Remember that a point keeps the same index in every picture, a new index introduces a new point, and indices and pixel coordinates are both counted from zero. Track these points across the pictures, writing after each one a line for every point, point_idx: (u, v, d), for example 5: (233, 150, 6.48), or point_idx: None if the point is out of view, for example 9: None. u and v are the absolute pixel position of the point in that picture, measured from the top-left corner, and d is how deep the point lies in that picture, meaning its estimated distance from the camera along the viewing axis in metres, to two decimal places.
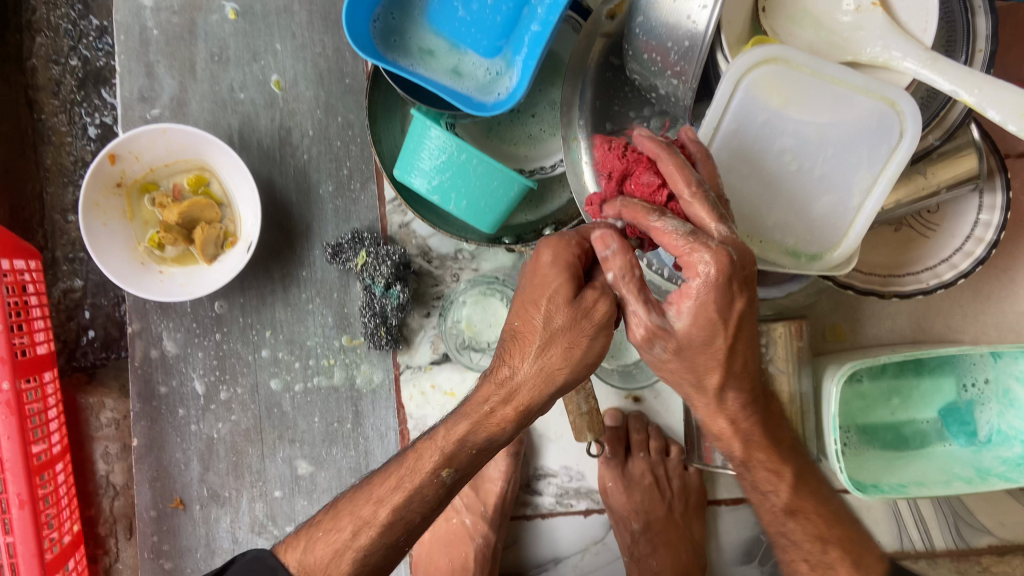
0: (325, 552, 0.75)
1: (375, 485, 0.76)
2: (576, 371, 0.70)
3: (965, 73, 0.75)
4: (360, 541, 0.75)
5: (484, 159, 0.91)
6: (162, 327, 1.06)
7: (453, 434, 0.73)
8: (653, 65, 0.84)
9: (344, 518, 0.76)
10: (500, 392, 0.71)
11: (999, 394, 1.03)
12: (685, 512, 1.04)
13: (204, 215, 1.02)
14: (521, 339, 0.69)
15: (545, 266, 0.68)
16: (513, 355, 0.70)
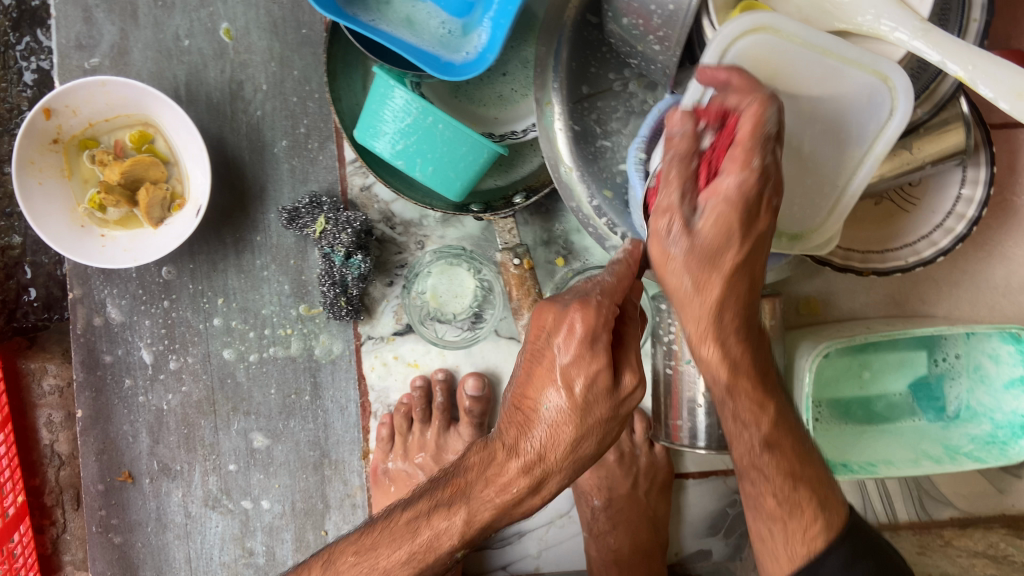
0: None
1: (376, 555, 0.66)
2: (596, 454, 0.66)
3: (960, 47, 0.70)
4: None
5: (453, 124, 0.85)
6: (106, 293, 1.00)
7: (476, 521, 0.64)
8: (633, 29, 0.78)
9: None
10: (527, 480, 0.63)
11: (969, 369, 1.02)
12: (649, 492, 1.02)
13: (149, 174, 0.94)
14: (548, 421, 0.63)
15: (579, 333, 0.61)
16: (540, 435, 0.63)
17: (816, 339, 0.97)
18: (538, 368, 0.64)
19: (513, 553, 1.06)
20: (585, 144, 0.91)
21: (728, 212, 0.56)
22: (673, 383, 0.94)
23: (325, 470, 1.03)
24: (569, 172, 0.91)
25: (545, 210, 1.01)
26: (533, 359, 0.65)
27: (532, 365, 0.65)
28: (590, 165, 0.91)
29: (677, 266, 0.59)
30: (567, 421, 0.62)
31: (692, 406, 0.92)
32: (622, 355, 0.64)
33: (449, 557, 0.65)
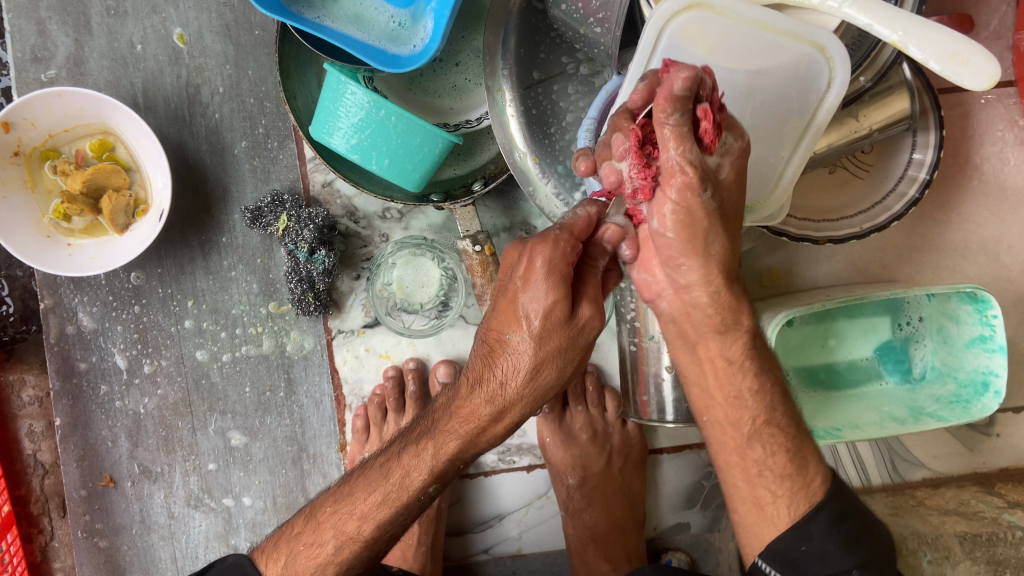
0: (307, 565, 0.76)
1: (357, 497, 0.75)
2: (557, 386, 0.68)
3: (891, 12, 0.71)
4: (342, 555, 0.75)
5: (405, 116, 0.86)
6: (76, 301, 1.01)
7: (442, 454, 0.70)
8: (574, 13, 0.80)
9: (326, 532, 0.76)
10: (490, 410, 0.67)
11: (932, 331, 1.03)
12: (623, 468, 1.04)
13: (110, 181, 0.95)
14: (509, 354, 0.65)
15: (537, 269, 0.63)
16: (498, 366, 0.66)
17: (778, 308, 0.99)
18: (502, 300, 0.66)
19: (494, 536, 1.08)
20: (540, 129, 0.92)
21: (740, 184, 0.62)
22: (638, 360, 0.95)
23: (304, 464, 1.05)
24: (524, 157, 0.92)
25: (505, 196, 1.03)
26: (500, 291, 0.67)
27: (497, 299, 0.67)
28: (545, 149, 0.93)
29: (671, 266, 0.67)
30: (525, 354, 0.64)
31: (657, 380, 0.94)
32: (584, 284, 0.66)
33: (421, 493, 0.73)
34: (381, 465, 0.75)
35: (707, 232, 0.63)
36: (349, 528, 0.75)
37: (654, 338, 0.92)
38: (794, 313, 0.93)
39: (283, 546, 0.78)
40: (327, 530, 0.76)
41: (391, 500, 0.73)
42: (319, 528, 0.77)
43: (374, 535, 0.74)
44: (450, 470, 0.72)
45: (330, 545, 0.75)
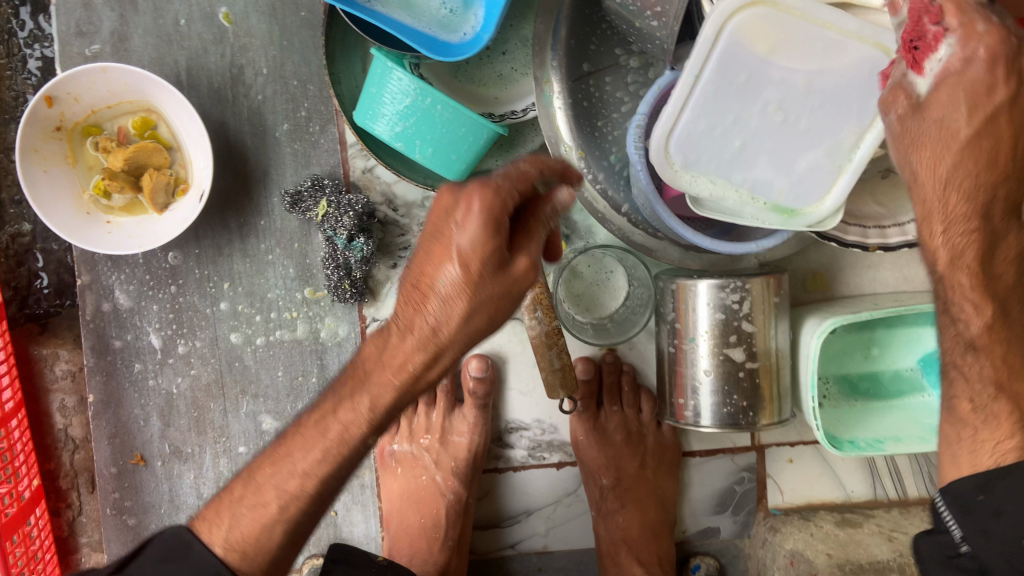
0: (252, 527, 0.66)
1: (296, 450, 0.66)
2: (488, 333, 0.61)
3: None
4: (289, 513, 0.66)
5: (451, 105, 0.85)
6: (113, 279, 1.01)
7: (378, 407, 0.62)
8: (630, 5, 0.78)
9: (268, 491, 0.66)
10: (420, 352, 0.60)
11: None
12: (656, 470, 1.03)
13: (152, 160, 0.95)
14: (438, 294, 0.58)
15: (472, 214, 0.56)
16: (427, 318, 0.59)
17: (823, 314, 0.96)
18: (435, 245, 0.59)
19: (521, 532, 1.07)
20: (586, 123, 0.90)
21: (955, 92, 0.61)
22: (676, 361, 0.93)
23: None
24: (570, 151, 0.90)
25: None
26: (429, 230, 0.60)
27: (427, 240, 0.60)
28: (593, 143, 0.91)
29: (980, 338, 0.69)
30: (454, 299, 0.58)
31: (695, 385, 0.91)
32: (523, 235, 0.60)
33: (362, 445, 0.65)
34: (314, 419, 0.66)
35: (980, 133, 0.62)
36: (292, 485, 0.65)
37: (694, 339, 0.90)
38: (840, 321, 0.90)
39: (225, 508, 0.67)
40: (269, 490, 0.66)
41: (327, 452, 0.65)
42: (258, 487, 0.67)
43: (318, 491, 0.66)
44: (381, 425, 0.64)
45: (275, 505, 0.66)
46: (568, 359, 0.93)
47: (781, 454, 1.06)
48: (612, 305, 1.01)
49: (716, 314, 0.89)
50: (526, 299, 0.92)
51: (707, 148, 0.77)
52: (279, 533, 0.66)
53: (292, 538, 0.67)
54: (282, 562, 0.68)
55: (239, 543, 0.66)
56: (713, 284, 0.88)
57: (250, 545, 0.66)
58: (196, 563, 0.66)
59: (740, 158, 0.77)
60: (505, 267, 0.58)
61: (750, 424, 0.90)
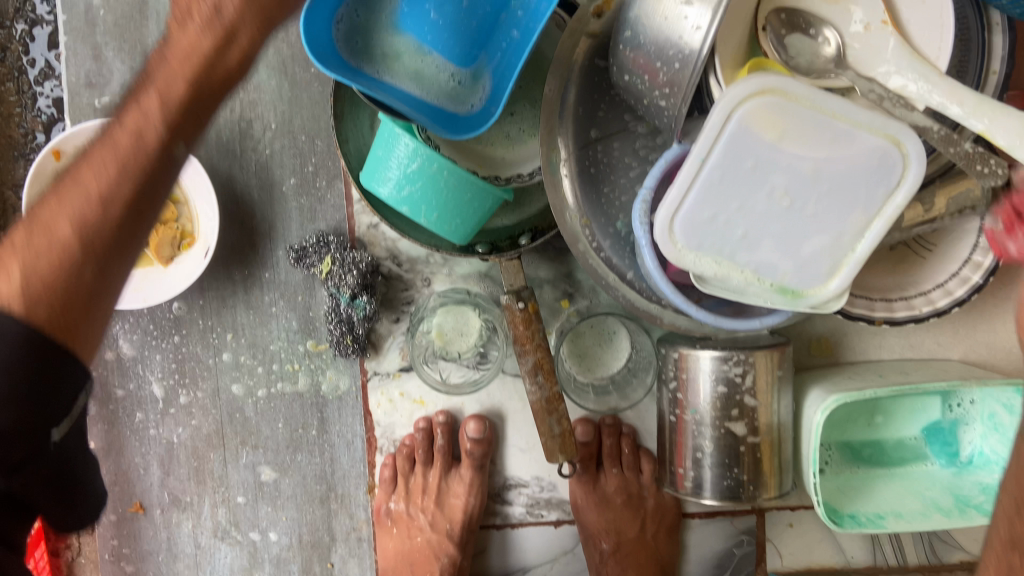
0: (45, 265, 0.55)
1: (36, 231, 0.57)
2: (217, 97, 0.66)
3: (975, 100, 0.69)
4: (64, 257, 0.56)
5: (457, 172, 0.85)
6: (117, 327, 1.01)
7: (106, 175, 0.59)
8: (640, 83, 0.78)
9: (57, 221, 0.57)
10: (124, 144, 0.61)
11: (983, 415, 0.99)
12: (656, 534, 1.02)
13: (158, 214, 0.95)
14: (142, 107, 0.62)
15: (177, 44, 0.65)
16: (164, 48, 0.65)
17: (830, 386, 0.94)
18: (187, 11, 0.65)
19: None
20: (594, 190, 0.90)
21: None
22: (676, 431, 0.92)
23: (332, 504, 1.04)
24: (575, 218, 0.90)
25: (553, 249, 1.01)
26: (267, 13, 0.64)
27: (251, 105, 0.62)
28: (599, 211, 0.90)
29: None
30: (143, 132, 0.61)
31: (696, 455, 0.90)
32: None
33: (109, 220, 0.58)
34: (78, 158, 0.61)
35: None
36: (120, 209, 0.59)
37: (696, 412, 0.90)
38: (845, 398, 0.88)
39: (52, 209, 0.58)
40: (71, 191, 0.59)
41: (121, 164, 0.60)
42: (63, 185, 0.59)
43: (97, 275, 0.57)
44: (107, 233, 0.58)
45: (66, 233, 0.57)
46: (568, 425, 0.93)
47: (782, 518, 1.06)
48: (615, 366, 1.00)
49: (720, 388, 0.88)
50: (527, 364, 0.92)
51: (712, 229, 0.76)
52: (84, 257, 0.57)
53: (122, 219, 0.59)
54: (75, 292, 0.56)
55: (38, 278, 0.55)
56: (715, 356, 0.88)
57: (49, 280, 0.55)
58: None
59: (745, 240, 0.77)
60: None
61: (750, 498, 0.90)
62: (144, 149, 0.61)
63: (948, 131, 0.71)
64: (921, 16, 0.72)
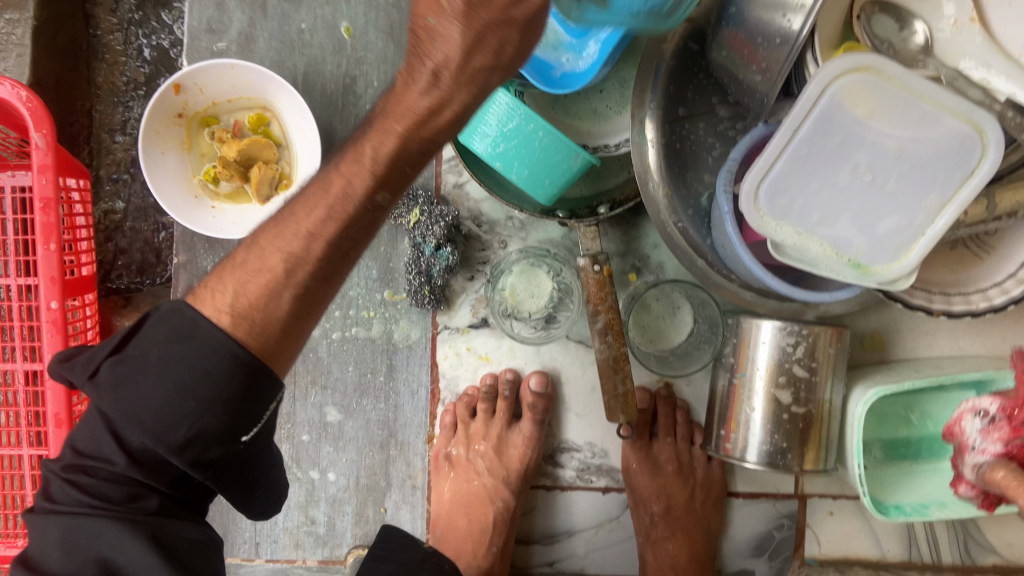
0: (257, 290, 0.67)
1: (295, 208, 0.68)
2: (325, 256, 0.67)
3: None
4: (294, 277, 0.67)
5: (552, 133, 0.90)
6: (208, 261, 1.06)
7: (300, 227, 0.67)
8: (739, 59, 0.84)
9: (272, 256, 0.68)
10: (308, 218, 0.67)
11: None
12: (704, 503, 1.06)
13: (263, 154, 1.01)
14: (306, 203, 0.68)
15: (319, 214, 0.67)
16: (318, 216, 0.67)
17: (871, 380, 0.99)
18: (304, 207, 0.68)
19: (560, 551, 1.09)
20: (675, 162, 0.95)
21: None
22: (733, 395, 0.97)
23: (391, 450, 1.09)
24: (656, 186, 0.95)
25: (625, 223, 1.06)
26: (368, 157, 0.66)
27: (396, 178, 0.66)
28: (680, 184, 0.96)
29: None
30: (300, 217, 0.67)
31: (747, 420, 0.95)
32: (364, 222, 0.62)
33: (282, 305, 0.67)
34: (286, 220, 0.68)
35: None
36: (286, 300, 0.67)
37: (751, 376, 0.94)
38: (885, 391, 0.93)
39: (229, 274, 0.69)
40: (272, 255, 0.67)
41: (330, 213, 0.67)
42: (264, 270, 0.67)
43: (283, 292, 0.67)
44: (312, 282, 0.68)
45: (274, 264, 0.67)
46: (632, 385, 0.98)
47: (822, 506, 1.10)
48: (675, 340, 1.04)
49: (771, 353, 0.93)
50: (598, 324, 0.97)
51: (793, 197, 0.82)
52: (287, 297, 0.67)
53: (286, 332, 0.68)
54: (289, 333, 0.68)
55: (244, 302, 0.67)
56: (776, 325, 0.92)
57: (259, 311, 0.66)
58: (205, 344, 0.64)
59: (823, 212, 0.82)
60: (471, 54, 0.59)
61: (787, 466, 0.93)
62: (324, 250, 0.67)
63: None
64: (1011, 16, 0.79)
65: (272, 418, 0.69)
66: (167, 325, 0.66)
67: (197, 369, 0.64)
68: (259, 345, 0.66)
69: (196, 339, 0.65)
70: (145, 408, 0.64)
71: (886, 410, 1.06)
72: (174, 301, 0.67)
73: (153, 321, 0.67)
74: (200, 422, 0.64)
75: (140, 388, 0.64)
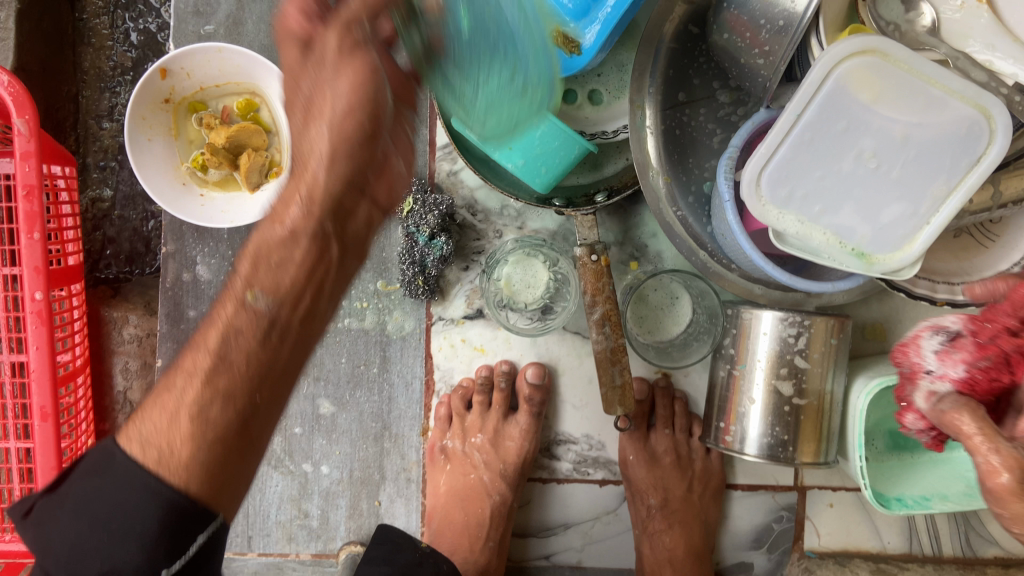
0: (166, 415, 0.57)
1: (206, 332, 0.60)
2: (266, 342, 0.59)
3: None
4: (216, 377, 0.58)
5: (548, 119, 0.88)
6: (197, 251, 1.03)
7: (217, 334, 0.59)
8: (739, 43, 0.81)
9: (191, 370, 0.59)
10: (240, 299, 0.59)
11: None
12: (702, 495, 1.04)
13: (252, 141, 0.98)
14: (268, 261, 0.59)
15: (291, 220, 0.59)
16: (210, 346, 0.59)
17: (872, 372, 0.96)
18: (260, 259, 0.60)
19: (558, 543, 1.08)
20: (674, 149, 0.93)
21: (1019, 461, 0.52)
22: (732, 386, 0.95)
23: (385, 443, 1.07)
24: (655, 174, 0.93)
25: (622, 211, 1.04)
26: (245, 261, 0.60)
27: (283, 280, 0.59)
28: (679, 171, 0.93)
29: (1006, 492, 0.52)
30: (235, 313, 0.59)
31: (747, 412, 0.93)
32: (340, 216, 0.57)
33: (220, 421, 0.58)
34: (177, 371, 0.59)
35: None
36: (191, 425, 0.56)
37: (750, 367, 0.93)
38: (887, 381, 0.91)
39: (146, 410, 0.59)
40: (190, 370, 0.59)
41: (289, 237, 0.59)
42: (172, 412, 0.57)
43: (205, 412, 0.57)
44: (235, 401, 0.58)
45: (190, 388, 0.58)
46: (629, 377, 0.96)
47: (822, 498, 1.09)
48: (674, 331, 1.02)
49: (772, 345, 0.91)
50: (595, 315, 0.95)
51: (793, 183, 0.79)
52: (217, 411, 0.57)
53: (210, 470, 0.56)
54: (219, 465, 0.57)
55: (166, 437, 0.56)
56: (777, 316, 0.90)
57: (175, 437, 0.56)
58: (121, 476, 0.54)
59: (826, 201, 0.80)
60: (373, 143, 0.58)
61: (789, 459, 0.91)
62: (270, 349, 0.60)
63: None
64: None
65: (203, 553, 0.56)
66: (88, 461, 0.55)
67: (113, 502, 0.53)
68: (186, 478, 0.54)
69: (118, 469, 0.55)
70: (63, 542, 0.54)
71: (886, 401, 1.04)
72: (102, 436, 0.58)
73: (95, 454, 0.57)
74: (116, 557, 0.53)
75: (59, 524, 0.54)
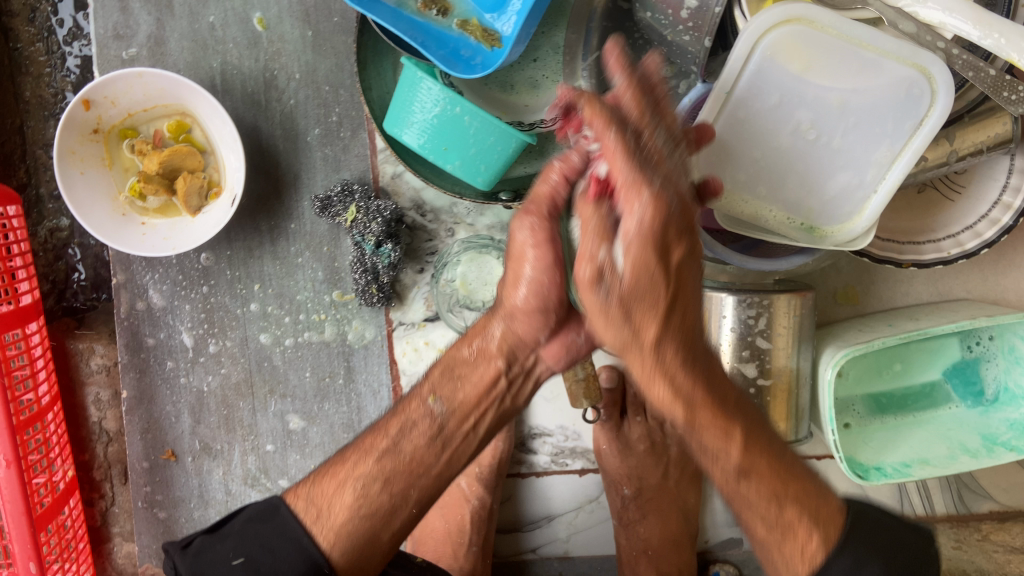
0: (336, 505, 0.72)
1: (379, 426, 0.76)
2: (437, 458, 0.74)
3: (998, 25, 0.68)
4: (370, 494, 0.72)
5: (479, 116, 0.83)
6: (148, 278, 1.02)
7: (399, 438, 0.74)
8: (662, 19, 0.78)
9: (368, 458, 0.74)
10: (424, 427, 0.74)
11: (1005, 350, 0.96)
12: (678, 481, 1.03)
13: (186, 163, 0.96)
14: (452, 380, 0.75)
15: (458, 398, 0.75)
16: (390, 433, 0.75)
17: (841, 341, 0.94)
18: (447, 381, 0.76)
19: (542, 536, 1.07)
20: None
21: (645, 265, 0.54)
22: None
23: None
24: None
25: None
26: (437, 369, 0.77)
27: (458, 393, 0.75)
28: None
29: (611, 310, 0.57)
30: (419, 417, 0.75)
31: None
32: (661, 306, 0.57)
33: (392, 526, 0.73)
34: (360, 446, 0.76)
35: (654, 295, 0.56)
36: (353, 497, 0.72)
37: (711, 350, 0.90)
38: (855, 352, 0.89)
39: (345, 460, 0.75)
40: (372, 446, 0.74)
41: (410, 472, 0.73)
42: (343, 481, 0.73)
43: (376, 495, 0.72)
44: (385, 495, 0.72)
45: (370, 466, 0.73)
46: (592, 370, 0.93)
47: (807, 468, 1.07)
48: None
49: (733, 329, 0.88)
50: None
51: (732, 162, 0.76)
52: (372, 552, 0.72)
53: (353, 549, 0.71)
54: (360, 550, 0.71)
55: (338, 522, 0.71)
56: (735, 299, 0.88)
57: (343, 515, 0.71)
58: (282, 529, 0.71)
59: (768, 179, 0.76)
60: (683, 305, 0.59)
61: None
62: (401, 498, 0.72)
63: (972, 58, 0.71)
64: None
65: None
66: (252, 510, 0.74)
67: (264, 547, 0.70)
68: (330, 542, 0.70)
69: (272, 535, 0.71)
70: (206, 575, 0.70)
71: (863, 366, 1.00)
72: (270, 496, 0.75)
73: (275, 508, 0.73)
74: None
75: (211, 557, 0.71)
